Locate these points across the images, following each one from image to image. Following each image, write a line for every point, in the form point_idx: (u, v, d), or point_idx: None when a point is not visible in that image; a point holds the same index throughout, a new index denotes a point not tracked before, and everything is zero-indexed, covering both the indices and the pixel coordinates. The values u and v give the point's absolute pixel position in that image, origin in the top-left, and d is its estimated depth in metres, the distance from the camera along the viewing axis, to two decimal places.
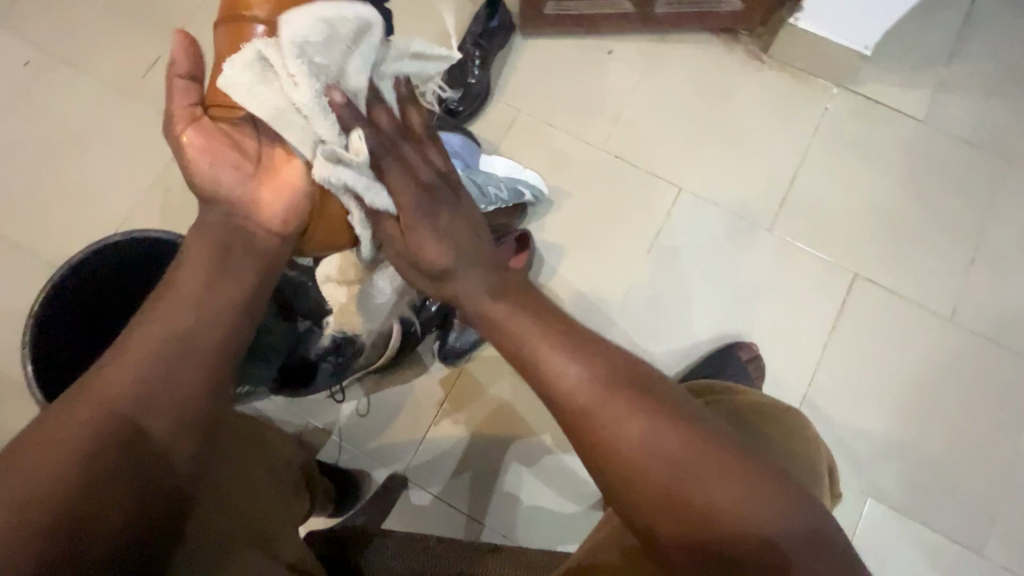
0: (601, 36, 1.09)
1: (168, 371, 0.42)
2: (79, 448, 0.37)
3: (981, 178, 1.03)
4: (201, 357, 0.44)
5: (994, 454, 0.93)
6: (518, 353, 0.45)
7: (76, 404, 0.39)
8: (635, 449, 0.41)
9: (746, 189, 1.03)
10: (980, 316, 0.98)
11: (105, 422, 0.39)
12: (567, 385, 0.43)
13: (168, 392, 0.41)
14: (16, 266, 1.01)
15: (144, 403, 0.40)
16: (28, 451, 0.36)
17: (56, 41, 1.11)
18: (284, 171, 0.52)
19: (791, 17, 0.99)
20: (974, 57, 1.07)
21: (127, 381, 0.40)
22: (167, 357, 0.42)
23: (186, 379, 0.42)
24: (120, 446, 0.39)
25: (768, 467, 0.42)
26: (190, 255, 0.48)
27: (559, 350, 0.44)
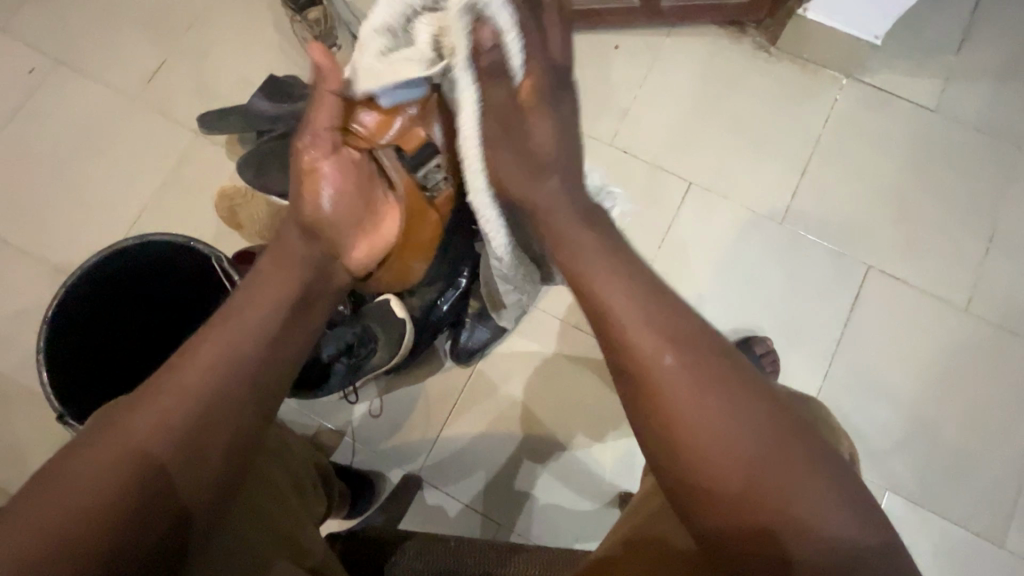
0: (606, 31, 1.08)
1: (204, 398, 0.42)
2: (115, 477, 0.38)
3: (998, 166, 1.02)
4: (239, 381, 0.44)
5: (1012, 445, 0.92)
6: (613, 329, 0.45)
7: (130, 412, 0.40)
8: (708, 430, 0.41)
9: (757, 183, 1.02)
10: (997, 305, 0.97)
11: (137, 452, 0.39)
12: (660, 368, 0.43)
13: (202, 417, 0.42)
14: (26, 272, 1.01)
15: (177, 431, 0.40)
16: (87, 455, 0.38)
17: (60, 46, 1.11)
18: (383, 225, 0.59)
19: (799, 9, 0.98)
20: (986, 45, 1.06)
21: (166, 407, 0.41)
22: (221, 370, 0.44)
23: (234, 394, 0.43)
24: (152, 474, 0.39)
25: (845, 472, 0.41)
26: (263, 274, 0.51)
27: (653, 332, 0.44)
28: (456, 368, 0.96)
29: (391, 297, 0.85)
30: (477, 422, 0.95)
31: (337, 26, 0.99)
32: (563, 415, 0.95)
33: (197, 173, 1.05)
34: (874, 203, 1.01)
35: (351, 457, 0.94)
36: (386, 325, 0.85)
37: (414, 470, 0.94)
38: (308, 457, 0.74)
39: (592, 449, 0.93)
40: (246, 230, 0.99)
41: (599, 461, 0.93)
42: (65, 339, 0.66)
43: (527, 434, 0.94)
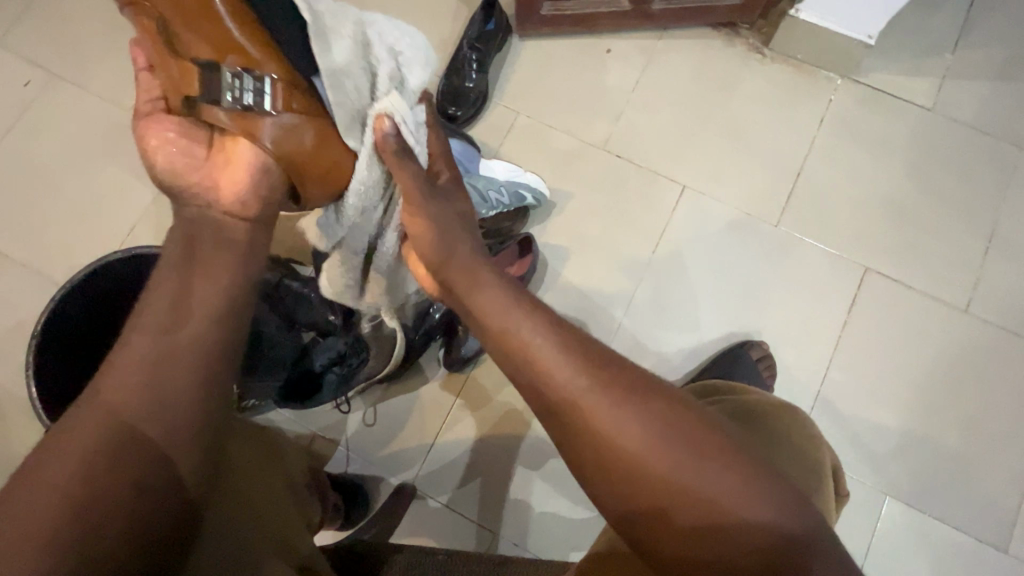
0: (597, 35, 1.08)
1: (167, 372, 0.42)
2: (96, 457, 0.39)
3: (995, 165, 1.00)
4: (194, 352, 0.43)
5: (1013, 448, 0.91)
6: (509, 344, 0.47)
7: (91, 409, 0.41)
8: (620, 442, 0.44)
9: (752, 185, 1.01)
10: (996, 306, 0.95)
11: (110, 433, 0.40)
12: (562, 381, 0.45)
13: (171, 393, 0.42)
14: (21, 285, 1.02)
15: (149, 407, 0.41)
16: (50, 454, 0.38)
17: (54, 59, 1.11)
18: (235, 157, 0.45)
19: (791, 9, 0.97)
20: (982, 43, 1.05)
21: (130, 387, 0.41)
22: (169, 362, 0.43)
23: (192, 382, 0.43)
24: (130, 452, 0.40)
25: (755, 460, 0.44)
26: (168, 260, 0.46)
27: (554, 349, 0.46)
28: (449, 377, 0.96)
29: None
30: (471, 430, 0.94)
31: None
32: None
33: None
34: (870, 204, 1.00)
35: (345, 467, 0.94)
36: (377, 334, 0.84)
37: (407, 480, 0.93)
38: (303, 462, 0.76)
39: None
40: None
41: None
42: (57, 353, 0.67)
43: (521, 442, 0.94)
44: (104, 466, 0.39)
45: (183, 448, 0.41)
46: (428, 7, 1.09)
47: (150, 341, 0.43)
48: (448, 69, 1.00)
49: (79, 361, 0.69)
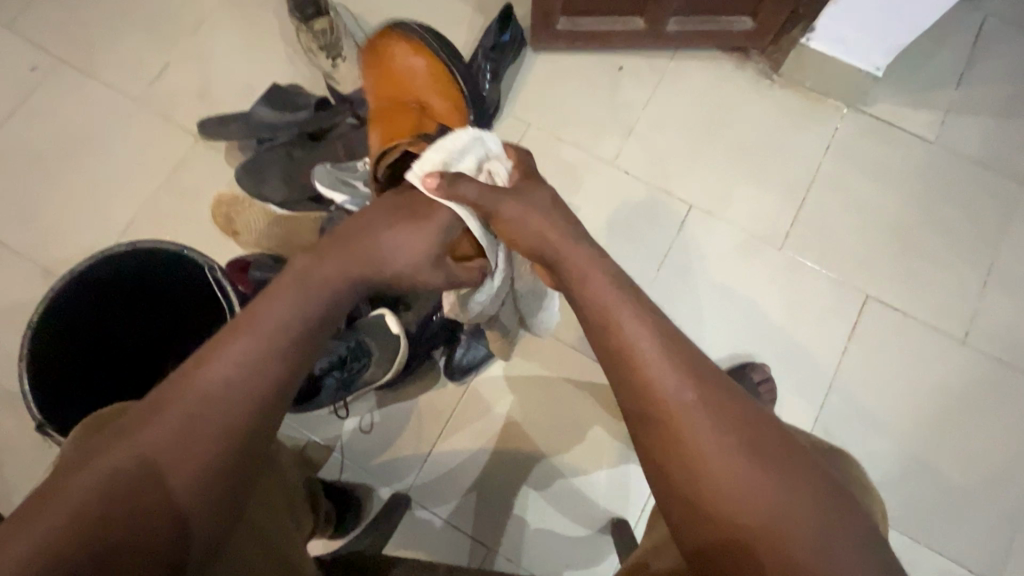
0: (611, 52, 1.09)
1: (212, 415, 0.43)
2: (125, 479, 0.40)
3: (996, 199, 1.02)
4: (247, 411, 0.44)
5: (1008, 480, 0.91)
6: (605, 336, 0.51)
7: (128, 439, 0.41)
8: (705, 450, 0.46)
9: (758, 209, 1.02)
10: (993, 337, 0.97)
11: (144, 471, 0.40)
12: (663, 391, 0.48)
13: (206, 436, 0.42)
14: (14, 275, 0.99)
15: (188, 450, 0.41)
16: (82, 476, 0.39)
17: (60, 47, 1.10)
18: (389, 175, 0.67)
19: (803, 37, 0.98)
20: (984, 80, 1.07)
21: (171, 423, 0.42)
22: (220, 402, 0.43)
23: (230, 426, 0.43)
24: (145, 483, 0.40)
25: (840, 501, 0.46)
26: (253, 306, 0.49)
27: (659, 357, 0.49)
28: (449, 387, 0.95)
29: (386, 312, 0.85)
30: (468, 442, 0.93)
31: (342, 37, 1.01)
32: (555, 437, 0.93)
33: (194, 179, 1.04)
34: (872, 233, 1.01)
35: (341, 473, 0.92)
36: (380, 339, 0.84)
37: (402, 490, 0.91)
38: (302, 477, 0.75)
39: (587, 473, 0.92)
40: (242, 237, 0.96)
41: (594, 484, 0.92)
42: (50, 342, 0.65)
43: (519, 455, 0.93)
44: (122, 497, 0.39)
45: (199, 485, 0.41)
46: (443, 18, 1.10)
47: (207, 378, 0.44)
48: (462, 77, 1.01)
49: (72, 351, 0.67)
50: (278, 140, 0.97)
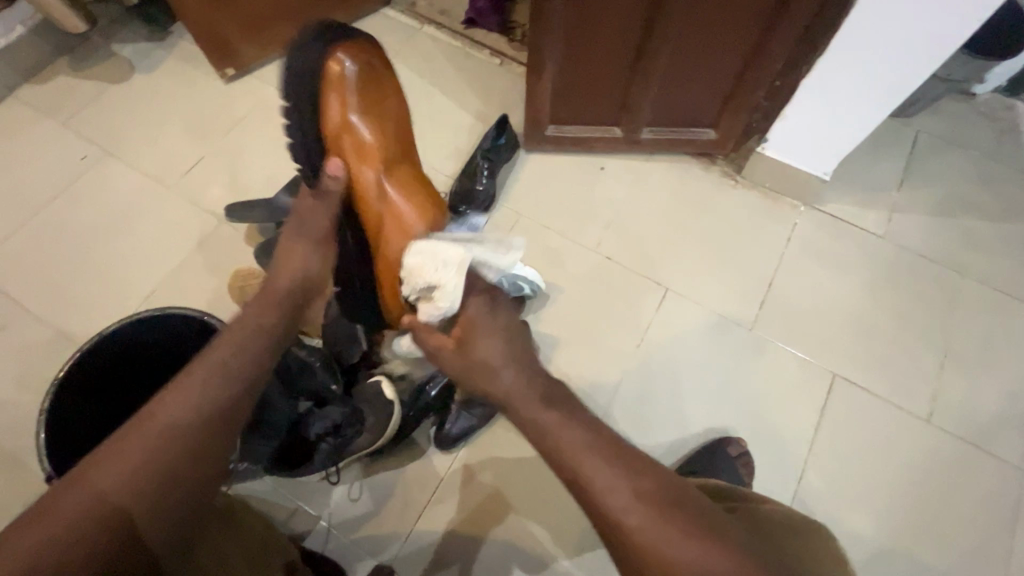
0: (593, 154, 1.24)
1: (150, 466, 0.51)
2: (79, 530, 0.47)
3: (943, 288, 1.12)
4: (194, 453, 0.53)
5: (983, 560, 0.93)
6: (566, 463, 0.56)
7: (87, 480, 0.49)
8: (664, 553, 0.51)
9: (729, 293, 1.11)
10: (957, 417, 1.02)
11: (99, 510, 0.49)
12: (620, 500, 0.53)
13: (146, 484, 0.50)
14: (35, 344, 1.06)
15: (137, 489, 0.50)
16: (46, 510, 0.48)
17: (110, 140, 1.25)
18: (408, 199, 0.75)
19: (758, 146, 1.13)
20: (921, 184, 1.22)
21: (114, 473, 0.50)
22: (171, 448, 0.52)
23: (180, 466, 0.52)
24: (99, 519, 0.48)
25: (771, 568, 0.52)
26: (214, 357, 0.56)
27: (607, 471, 0.55)
28: (438, 455, 0.98)
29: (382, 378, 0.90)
30: (453, 515, 0.94)
31: None
32: (538, 508, 0.95)
33: (214, 255, 1.14)
34: (833, 316, 1.10)
35: (325, 543, 0.92)
36: (374, 405, 0.88)
37: (386, 561, 0.92)
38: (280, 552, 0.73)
39: (567, 546, 0.93)
40: None
41: (574, 558, 0.93)
42: (68, 399, 0.68)
43: (503, 529, 0.94)
44: (80, 535, 0.47)
45: (159, 520, 0.51)
46: (448, 123, 1.27)
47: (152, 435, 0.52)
48: (462, 173, 1.15)
49: (83, 408, 0.71)
50: None
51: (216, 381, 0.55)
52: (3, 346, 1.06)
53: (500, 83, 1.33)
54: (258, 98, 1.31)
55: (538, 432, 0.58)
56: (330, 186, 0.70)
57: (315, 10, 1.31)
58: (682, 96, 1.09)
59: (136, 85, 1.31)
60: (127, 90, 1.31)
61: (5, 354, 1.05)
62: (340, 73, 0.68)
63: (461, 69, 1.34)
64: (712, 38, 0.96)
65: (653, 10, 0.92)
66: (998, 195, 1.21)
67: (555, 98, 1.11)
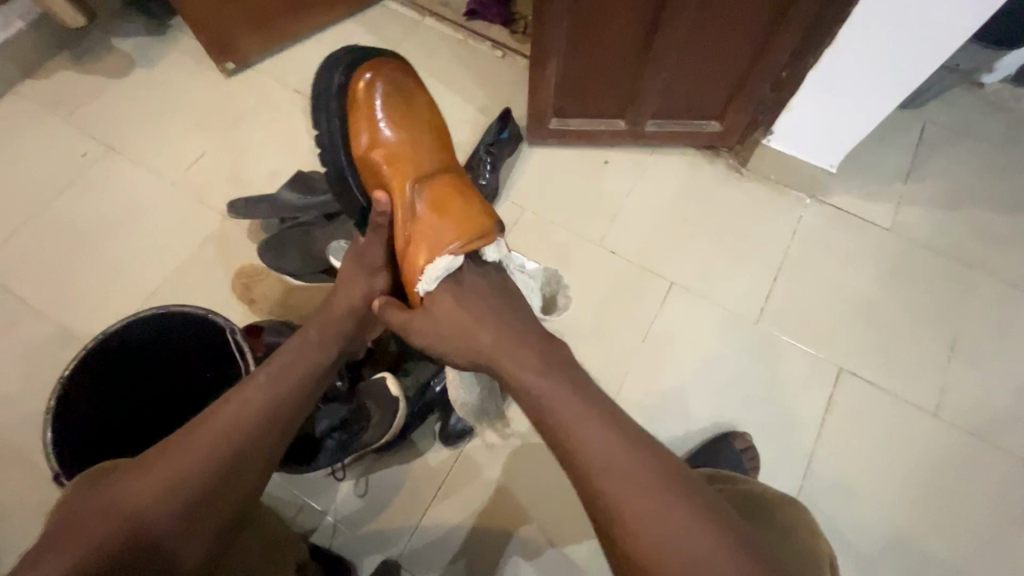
0: (597, 148, 1.23)
1: (197, 476, 0.54)
2: (113, 544, 0.48)
3: (950, 280, 1.11)
4: (238, 464, 0.56)
5: (990, 552, 0.93)
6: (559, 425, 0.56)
7: (141, 483, 0.52)
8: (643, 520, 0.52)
9: (733, 287, 1.11)
10: (963, 411, 1.01)
11: (142, 519, 0.50)
12: (606, 463, 0.54)
13: (188, 493, 0.53)
14: (40, 342, 1.06)
15: (181, 498, 0.52)
16: (96, 512, 0.50)
17: (110, 137, 1.24)
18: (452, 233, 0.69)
19: (764, 139, 1.12)
20: (929, 176, 1.20)
21: (164, 479, 0.52)
22: (217, 456, 0.55)
23: (222, 476, 0.55)
24: (143, 527, 0.50)
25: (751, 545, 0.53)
26: (262, 370, 0.61)
27: (597, 436, 0.55)
28: (443, 451, 0.97)
29: (387, 375, 0.90)
30: (458, 510, 0.95)
31: None
32: (545, 503, 0.95)
33: (217, 252, 1.14)
34: (839, 310, 1.09)
35: (332, 539, 0.93)
36: (380, 402, 0.88)
37: (393, 556, 0.92)
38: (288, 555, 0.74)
39: (574, 541, 0.94)
40: (258, 305, 1.06)
41: (582, 552, 0.93)
42: (75, 398, 0.69)
43: (509, 524, 0.94)
44: (125, 540, 0.49)
45: (190, 533, 0.52)
46: (451, 117, 1.26)
47: (204, 444, 0.55)
48: (465, 167, 1.13)
49: (90, 407, 0.71)
50: (300, 221, 1.05)
51: (262, 398, 0.59)
52: (9, 345, 1.06)
53: (502, 76, 1.31)
54: (258, 93, 1.30)
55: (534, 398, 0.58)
56: (378, 220, 0.68)
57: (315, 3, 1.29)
58: (686, 89, 1.08)
59: (136, 80, 1.31)
60: (127, 86, 1.30)
61: (10, 352, 1.05)
62: (366, 98, 0.72)
63: (463, 62, 1.33)
64: (718, 30, 0.95)
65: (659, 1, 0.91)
66: (1006, 186, 1.20)
67: (558, 90, 1.10)
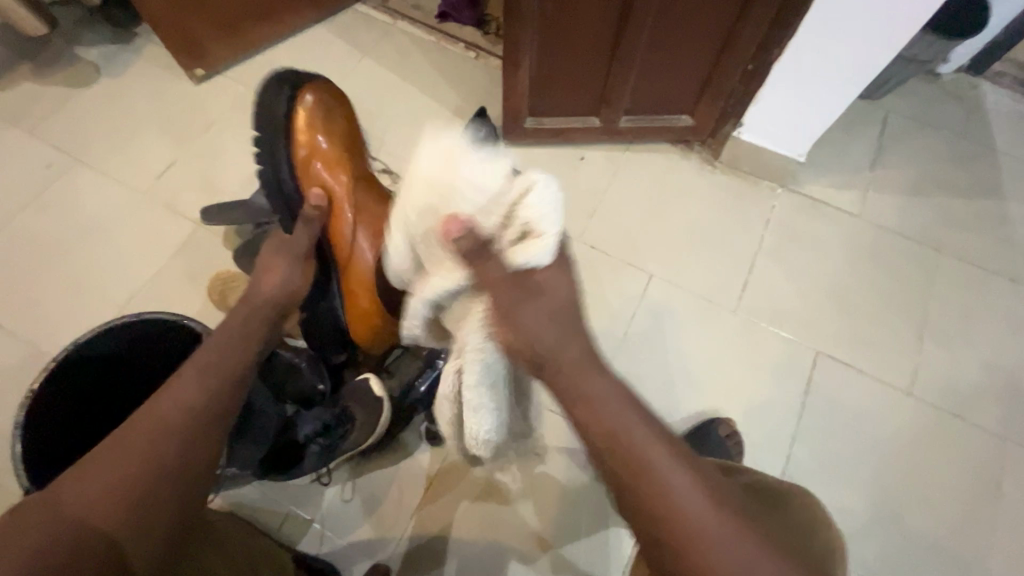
0: (573, 145, 1.25)
1: (150, 457, 0.48)
2: (60, 538, 0.43)
3: (918, 262, 1.15)
4: (193, 438, 0.50)
5: (966, 524, 0.96)
6: (589, 411, 0.50)
7: (86, 472, 0.46)
8: (687, 522, 0.47)
9: (710, 277, 1.13)
10: (937, 389, 1.04)
11: (94, 508, 0.45)
12: (641, 449, 0.48)
13: (140, 474, 0.47)
14: (5, 361, 1.03)
15: (134, 480, 0.46)
16: (42, 505, 0.44)
17: (76, 148, 1.21)
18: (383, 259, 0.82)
19: (735, 131, 1.15)
20: (894, 163, 1.24)
21: (114, 465, 0.47)
22: (167, 434, 0.49)
23: (177, 451, 0.49)
24: (97, 512, 0.45)
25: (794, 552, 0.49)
26: (214, 348, 0.57)
27: (632, 421, 0.49)
28: (431, 452, 0.97)
29: (370, 377, 0.89)
30: (447, 510, 0.94)
31: None
32: (533, 499, 0.96)
33: (191, 261, 1.12)
34: (814, 294, 1.12)
35: (319, 546, 0.91)
36: (364, 404, 0.87)
37: (382, 561, 0.91)
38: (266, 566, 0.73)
39: (563, 535, 0.94)
40: None
41: (574, 549, 0.93)
42: (43, 411, 0.66)
43: (499, 523, 0.94)
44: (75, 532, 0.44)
45: (152, 520, 0.46)
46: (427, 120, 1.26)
47: (155, 423, 0.49)
48: None
49: (59, 421, 0.68)
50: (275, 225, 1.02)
51: (210, 378, 0.54)
52: None
53: (477, 78, 1.32)
54: (229, 100, 1.28)
55: (556, 373, 0.52)
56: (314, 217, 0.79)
57: (285, 7, 1.28)
58: (658, 85, 1.10)
59: (101, 90, 1.28)
60: (92, 96, 1.27)
61: None
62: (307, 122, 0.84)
63: (437, 64, 1.33)
64: (685, 27, 0.97)
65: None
66: (966, 171, 1.25)
67: (533, 90, 1.11)
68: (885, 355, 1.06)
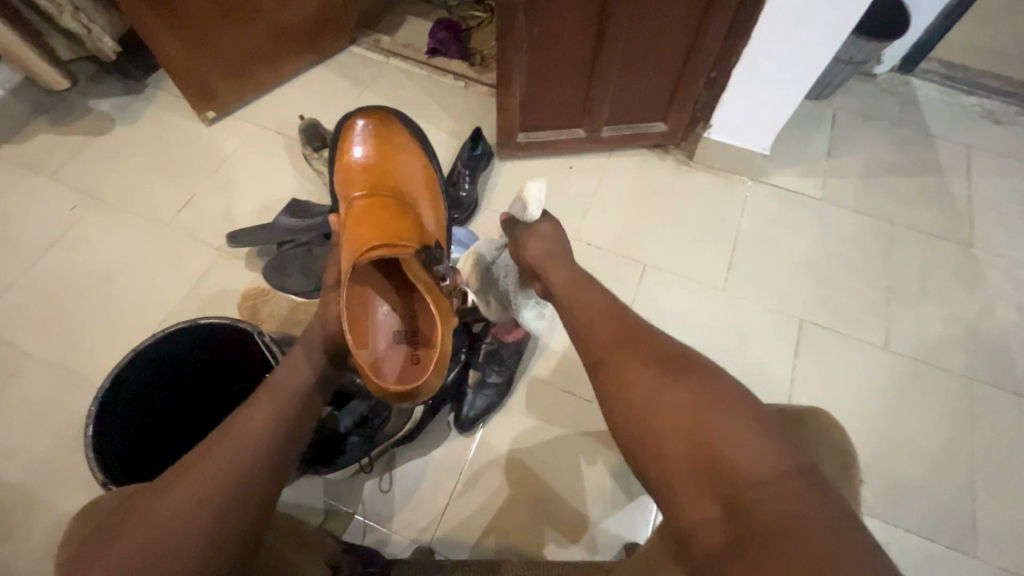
0: (562, 156, 1.37)
1: (234, 466, 0.57)
2: (170, 524, 0.52)
3: (878, 235, 1.29)
4: (264, 450, 0.60)
5: (950, 459, 1.06)
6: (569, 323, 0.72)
7: (184, 477, 0.56)
8: (657, 394, 0.58)
9: (697, 261, 1.24)
10: (908, 343, 1.16)
11: (193, 504, 0.54)
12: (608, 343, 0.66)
13: (224, 480, 0.56)
14: (42, 392, 1.07)
15: (219, 485, 0.56)
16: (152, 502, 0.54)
17: (97, 190, 1.29)
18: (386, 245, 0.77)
19: (705, 132, 1.28)
20: (846, 152, 1.40)
21: (206, 471, 0.56)
22: (247, 448, 0.59)
23: (256, 463, 0.59)
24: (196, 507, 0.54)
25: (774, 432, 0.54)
26: (284, 376, 0.67)
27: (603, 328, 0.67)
28: (460, 440, 1.03)
29: None
30: (480, 491, 1.00)
31: None
32: (560, 473, 1.02)
33: (216, 285, 1.18)
34: (791, 270, 1.24)
35: (363, 537, 0.96)
36: None
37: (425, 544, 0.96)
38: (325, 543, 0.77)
39: (591, 504, 1.00)
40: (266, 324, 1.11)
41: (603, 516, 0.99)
42: (110, 411, 0.71)
43: (531, 498, 1.00)
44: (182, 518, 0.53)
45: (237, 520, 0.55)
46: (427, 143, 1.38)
47: (231, 440, 0.59)
48: (445, 183, 1.24)
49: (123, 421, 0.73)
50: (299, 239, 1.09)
51: (275, 402, 0.64)
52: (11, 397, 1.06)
53: (468, 103, 1.45)
54: (240, 137, 1.38)
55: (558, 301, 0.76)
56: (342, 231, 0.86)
57: (288, 52, 1.40)
58: (634, 95, 1.23)
59: (117, 137, 1.36)
60: (108, 142, 1.35)
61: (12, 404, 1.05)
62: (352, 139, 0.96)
63: (431, 94, 1.46)
64: (652, 43, 1.11)
65: (601, 21, 1.06)
66: (909, 153, 1.41)
67: (524, 108, 1.24)
68: (860, 317, 1.18)
